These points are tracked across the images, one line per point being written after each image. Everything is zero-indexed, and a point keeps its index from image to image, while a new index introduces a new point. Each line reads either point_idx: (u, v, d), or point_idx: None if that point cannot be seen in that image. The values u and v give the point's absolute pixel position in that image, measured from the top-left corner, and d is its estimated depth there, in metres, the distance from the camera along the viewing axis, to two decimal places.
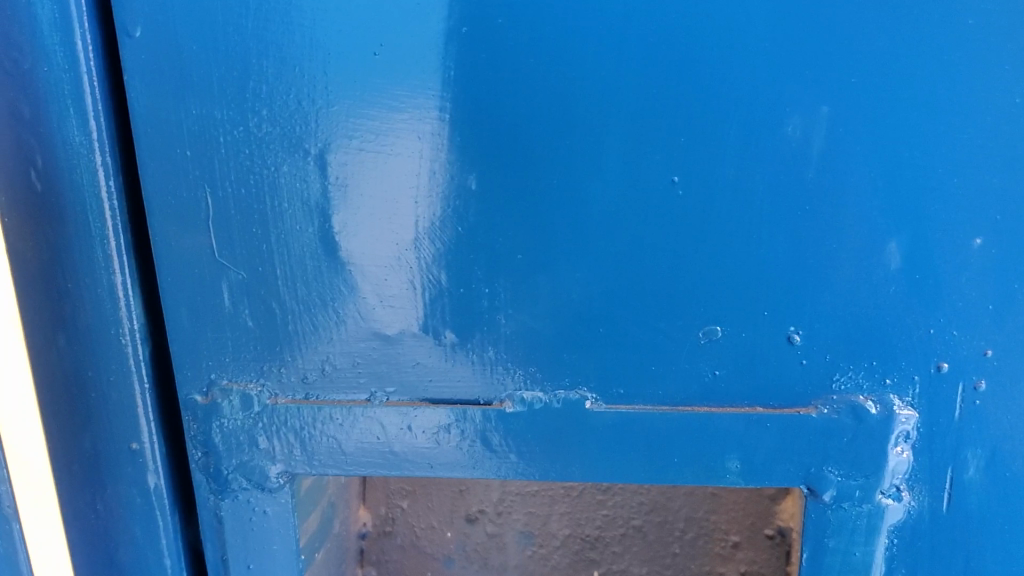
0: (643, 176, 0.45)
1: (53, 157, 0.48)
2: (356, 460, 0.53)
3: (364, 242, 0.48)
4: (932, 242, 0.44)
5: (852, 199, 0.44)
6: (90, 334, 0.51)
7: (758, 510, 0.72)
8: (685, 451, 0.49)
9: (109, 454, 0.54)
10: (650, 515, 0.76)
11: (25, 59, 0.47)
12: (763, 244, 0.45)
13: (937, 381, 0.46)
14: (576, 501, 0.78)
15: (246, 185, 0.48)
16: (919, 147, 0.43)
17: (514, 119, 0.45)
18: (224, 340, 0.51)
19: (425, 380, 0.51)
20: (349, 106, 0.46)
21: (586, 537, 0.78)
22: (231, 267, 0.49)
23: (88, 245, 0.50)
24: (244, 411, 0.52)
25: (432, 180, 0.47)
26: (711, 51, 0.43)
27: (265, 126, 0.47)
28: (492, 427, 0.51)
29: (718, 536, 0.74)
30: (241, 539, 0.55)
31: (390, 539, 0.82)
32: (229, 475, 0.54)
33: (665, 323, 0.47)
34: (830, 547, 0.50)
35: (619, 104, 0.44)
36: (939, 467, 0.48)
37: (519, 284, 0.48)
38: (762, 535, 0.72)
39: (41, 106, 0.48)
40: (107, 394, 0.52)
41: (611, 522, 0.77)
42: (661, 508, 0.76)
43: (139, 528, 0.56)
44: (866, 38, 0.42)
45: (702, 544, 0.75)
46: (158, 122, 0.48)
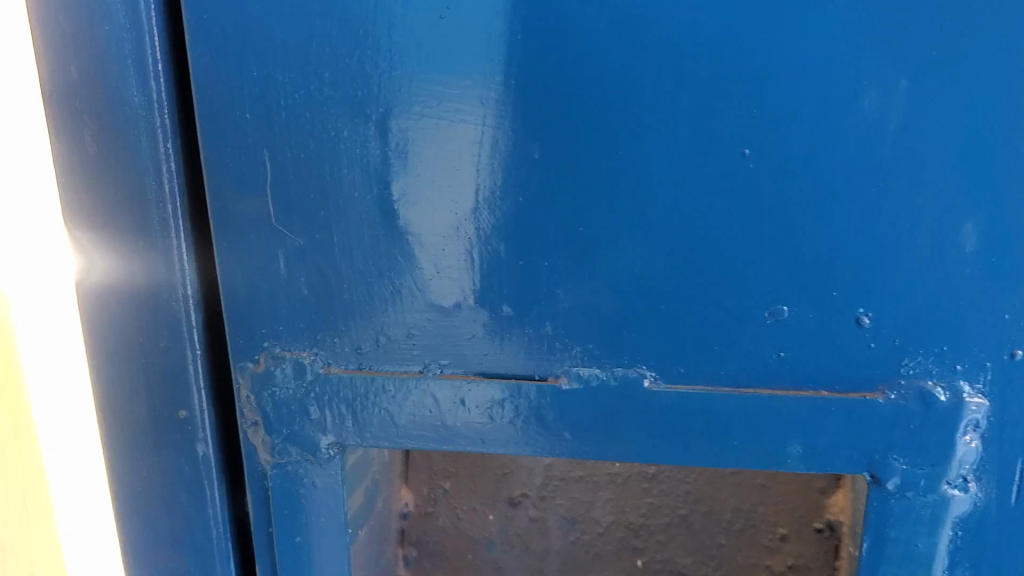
0: (713, 149, 0.44)
1: (112, 117, 0.48)
2: (407, 433, 0.52)
3: (423, 211, 0.47)
4: (1012, 223, 0.43)
5: (928, 177, 0.43)
6: (144, 298, 0.51)
7: (808, 502, 0.72)
8: (745, 433, 0.48)
9: (159, 419, 0.54)
10: (696, 505, 0.75)
11: (87, 18, 0.46)
12: (835, 222, 0.44)
13: (1010, 369, 0.45)
14: (620, 488, 0.77)
15: (304, 150, 0.47)
16: (1001, 125, 0.41)
17: (582, 88, 0.44)
18: (280, 308, 0.50)
19: (481, 353, 0.50)
20: (413, 70, 0.45)
21: (631, 526, 0.77)
22: (288, 234, 0.49)
23: (144, 208, 0.49)
24: (297, 380, 0.51)
25: (494, 149, 0.46)
26: (787, 21, 0.42)
27: (326, 90, 0.46)
28: (547, 404, 0.50)
29: (765, 528, 0.73)
30: (289, 511, 0.55)
31: (432, 520, 0.81)
32: (280, 445, 0.53)
33: (729, 301, 0.46)
34: (892, 537, 0.49)
35: (690, 74, 0.43)
36: (1008, 458, 0.46)
37: (580, 258, 0.47)
38: (811, 528, 0.71)
39: (100, 66, 0.47)
40: (160, 359, 0.52)
41: (656, 510, 0.76)
42: (708, 497, 0.75)
43: (187, 497, 0.56)
44: (951, 10, 0.40)
45: (748, 535, 0.74)
46: (218, 84, 0.47)
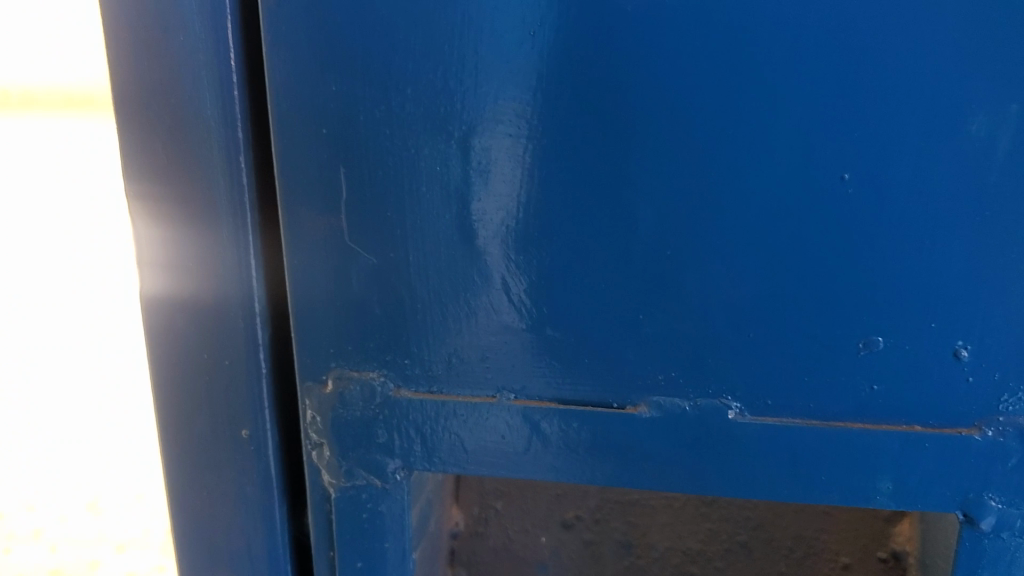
0: (811, 173, 0.42)
1: (185, 129, 0.47)
2: (477, 459, 0.51)
3: (503, 232, 0.46)
4: None
5: None
6: (212, 314, 0.50)
7: (872, 531, 0.70)
8: (831, 467, 0.47)
9: (221, 438, 0.52)
10: (756, 532, 0.73)
11: (163, 27, 0.45)
12: (936, 252, 0.42)
13: None
14: (677, 513, 0.75)
15: (382, 168, 0.45)
16: None
17: (674, 108, 0.42)
18: (350, 328, 0.49)
19: (557, 379, 0.48)
20: (498, 87, 0.43)
21: (688, 552, 0.75)
22: (363, 253, 0.47)
23: (215, 222, 0.48)
24: (366, 402, 0.50)
25: (579, 170, 0.44)
26: (893, 42, 0.40)
27: (407, 107, 0.44)
28: (623, 434, 0.48)
29: (827, 556, 0.71)
30: (352, 536, 0.54)
31: (482, 540, 0.78)
32: (347, 468, 0.52)
33: (821, 330, 0.45)
34: None
35: (789, 95, 0.41)
36: None
37: (664, 284, 0.45)
38: (874, 557, 0.70)
39: (176, 76, 0.46)
40: (225, 377, 0.51)
41: (714, 539, 0.74)
42: (768, 524, 0.73)
43: (246, 518, 0.54)
44: None
45: (810, 564, 0.72)
46: (295, 97, 0.45)
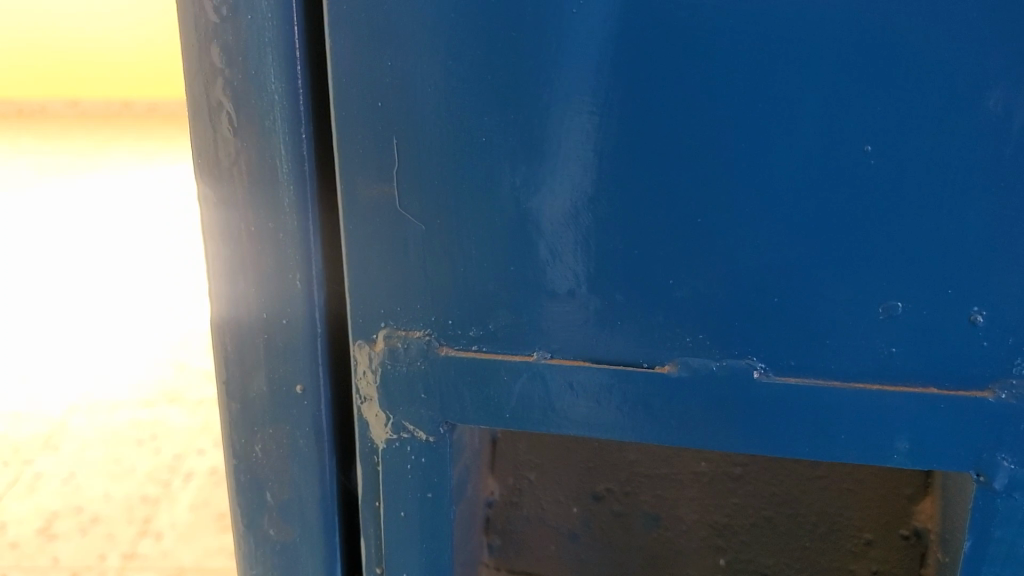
0: (837, 145, 0.45)
1: (249, 102, 0.51)
2: (515, 416, 0.54)
3: (543, 199, 0.49)
4: None
5: None
6: (271, 275, 0.54)
7: (895, 510, 0.72)
8: (852, 429, 0.49)
9: (277, 392, 0.56)
10: (781, 507, 0.75)
11: (231, 6, 0.49)
12: (951, 221, 0.45)
13: None
14: (704, 487, 0.77)
15: (432, 140, 0.49)
16: None
17: (707, 81, 0.45)
18: (399, 290, 0.52)
19: (592, 339, 0.51)
20: (541, 62, 0.46)
21: (714, 524, 0.77)
22: (411, 219, 0.51)
23: (277, 189, 0.52)
24: (412, 359, 0.54)
25: (616, 143, 0.47)
26: (914, 23, 0.42)
27: (456, 81, 0.48)
28: (653, 393, 0.51)
29: (851, 532, 0.74)
30: (398, 485, 0.57)
31: (517, 509, 0.80)
32: (395, 420, 0.55)
33: (843, 294, 0.47)
34: (997, 538, 0.50)
35: (814, 73, 0.44)
36: None
37: (691, 252, 0.48)
38: (897, 535, 0.72)
39: (242, 53, 0.50)
40: (281, 334, 0.55)
41: (739, 512, 0.76)
42: (793, 500, 0.75)
43: (297, 469, 0.58)
44: None
45: (834, 538, 0.74)
46: (352, 72, 0.49)
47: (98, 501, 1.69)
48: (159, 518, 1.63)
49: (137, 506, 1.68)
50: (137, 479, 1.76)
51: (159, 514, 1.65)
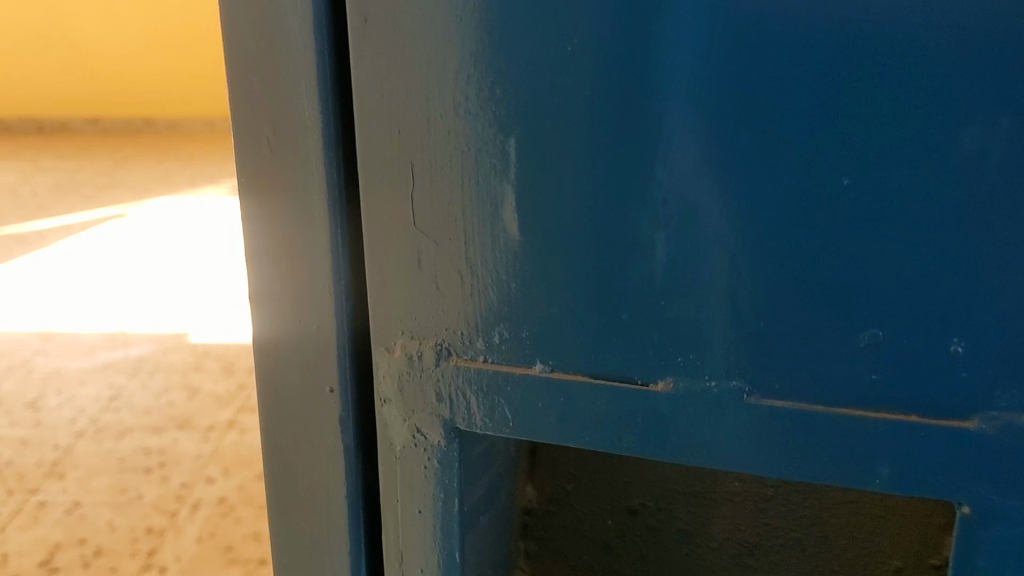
0: (818, 175, 0.45)
1: (285, 113, 0.55)
2: (517, 426, 0.55)
3: (544, 218, 0.50)
4: None
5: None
6: (307, 286, 0.57)
7: (923, 539, 0.68)
8: (833, 454, 0.48)
9: (313, 394, 0.60)
10: (812, 529, 0.73)
11: (271, 40, 0.53)
12: (931, 253, 0.45)
13: None
14: (738, 506, 0.75)
15: (445, 156, 0.51)
16: None
17: (692, 110, 0.45)
18: (415, 302, 0.55)
19: (590, 356, 0.52)
20: (540, 89, 0.48)
21: (745, 543, 0.75)
22: (425, 237, 0.53)
23: (311, 206, 0.55)
24: (426, 367, 0.56)
25: (606, 162, 0.48)
26: (891, 61, 0.42)
27: (466, 107, 0.50)
28: (645, 408, 0.52)
29: (880, 559, 0.71)
30: (410, 484, 0.58)
31: (554, 518, 0.81)
32: (407, 423, 0.57)
33: (824, 322, 0.47)
34: (981, 567, 0.48)
35: (796, 103, 0.44)
36: None
37: (675, 274, 0.49)
38: (927, 564, 0.68)
39: (280, 82, 0.54)
40: (313, 341, 0.59)
41: (771, 531, 0.75)
42: (823, 522, 0.73)
43: (323, 467, 0.62)
44: None
45: (863, 564, 0.71)
46: (373, 98, 0.52)
47: (102, 532, 1.69)
48: (163, 551, 1.63)
49: (141, 538, 1.67)
50: (144, 509, 1.75)
51: (163, 546, 1.65)
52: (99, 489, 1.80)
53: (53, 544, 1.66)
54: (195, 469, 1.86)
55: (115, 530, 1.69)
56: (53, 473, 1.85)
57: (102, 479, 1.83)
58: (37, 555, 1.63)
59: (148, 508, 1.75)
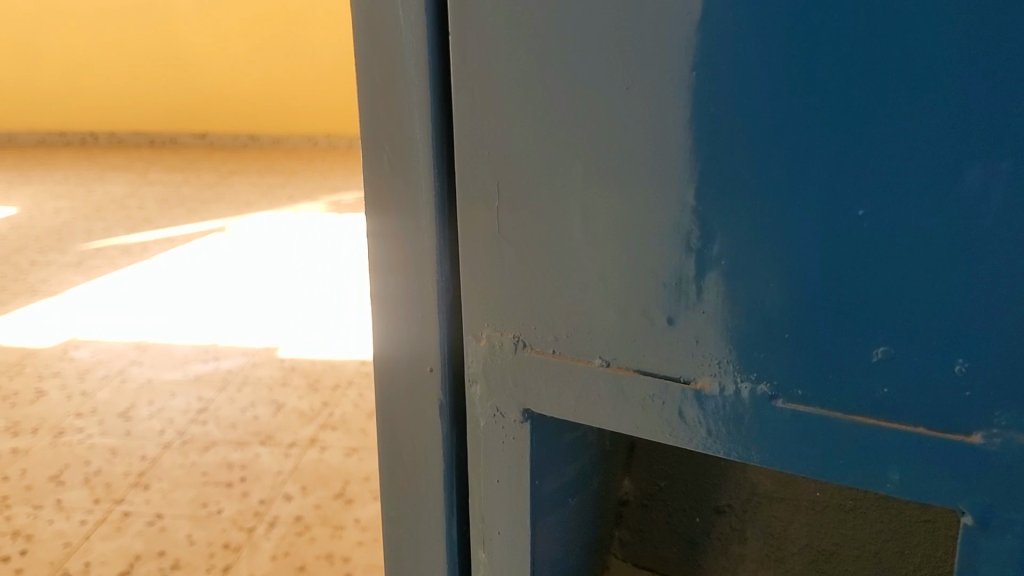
0: (838, 200, 0.48)
1: (399, 125, 0.61)
2: (585, 415, 0.61)
3: (608, 229, 0.56)
4: None
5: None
6: (412, 286, 0.64)
7: None
8: (843, 455, 0.52)
9: (413, 383, 0.66)
10: (889, 543, 0.72)
11: (389, 72, 0.60)
12: (937, 280, 0.47)
13: None
14: (819, 513, 0.75)
15: (530, 165, 0.57)
16: None
17: (731, 129, 0.50)
18: (498, 301, 0.61)
19: (644, 354, 0.57)
20: (608, 118, 0.53)
21: (823, 550, 0.75)
22: (507, 244, 0.59)
23: (417, 215, 0.62)
24: (506, 354, 0.62)
25: (660, 175, 0.53)
26: (907, 96, 0.45)
27: (546, 129, 0.55)
28: (689, 404, 0.57)
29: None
30: (488, 457, 0.64)
31: (648, 512, 0.82)
32: (483, 404, 0.64)
33: (843, 336, 0.50)
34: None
35: (822, 128, 0.47)
36: None
37: (714, 279, 0.53)
38: None
39: (395, 106, 0.61)
40: (415, 337, 0.65)
41: (848, 542, 0.74)
42: (899, 537, 0.71)
43: (421, 447, 0.67)
44: None
45: None
46: (470, 122, 0.58)
47: (180, 545, 1.73)
48: (238, 568, 1.66)
49: (217, 553, 1.71)
50: (222, 524, 1.79)
51: (239, 562, 1.68)
52: (180, 502, 1.84)
53: (133, 555, 1.70)
54: (275, 486, 1.89)
55: (193, 544, 1.73)
56: (138, 483, 1.90)
57: (185, 491, 1.88)
58: (118, 565, 1.67)
59: (227, 523, 1.79)
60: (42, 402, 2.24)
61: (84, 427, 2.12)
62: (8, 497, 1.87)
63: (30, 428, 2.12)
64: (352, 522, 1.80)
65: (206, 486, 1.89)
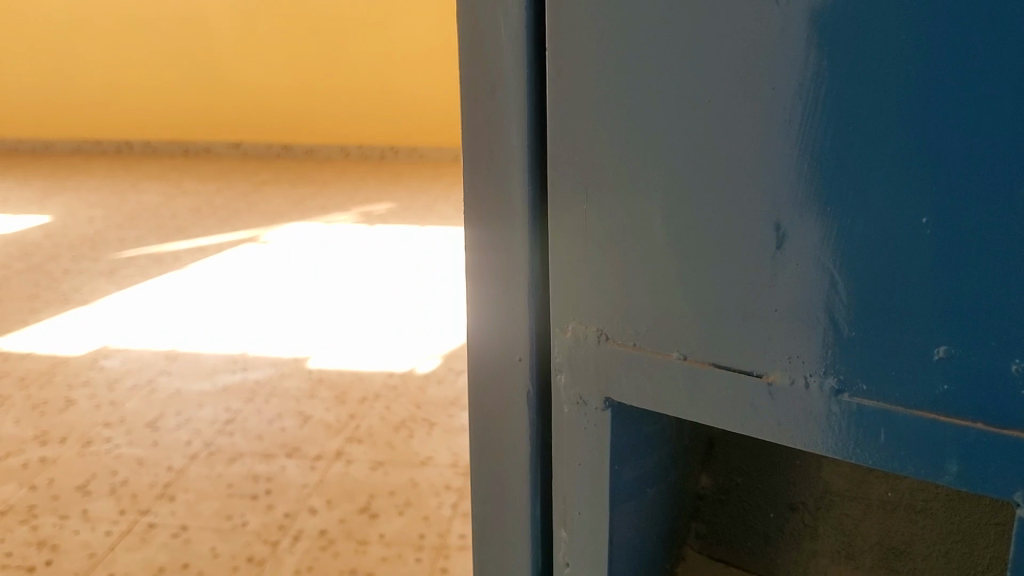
0: (904, 210, 0.54)
1: (502, 130, 0.67)
2: (662, 405, 0.66)
3: (693, 229, 0.61)
4: None
5: None
6: (505, 277, 0.69)
7: None
8: (900, 446, 0.57)
9: (506, 366, 0.71)
10: (958, 544, 0.72)
11: (490, 78, 0.66)
12: (994, 286, 0.52)
13: None
14: (888, 512, 0.75)
15: (624, 167, 0.62)
16: None
17: (809, 143, 0.56)
18: (582, 295, 0.66)
19: (721, 348, 0.63)
20: (697, 124, 0.59)
21: (893, 548, 0.76)
22: (594, 238, 0.65)
23: (513, 213, 0.68)
24: (590, 344, 0.67)
25: (744, 182, 0.59)
26: (971, 116, 0.50)
27: (638, 132, 0.61)
28: (761, 395, 0.62)
29: None
30: (568, 440, 0.69)
31: (723, 505, 0.84)
32: (563, 394, 0.68)
33: (905, 334, 0.56)
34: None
35: (892, 144, 0.53)
36: None
37: (787, 280, 0.59)
38: None
39: (496, 110, 0.66)
40: (507, 323, 0.70)
41: (918, 540, 0.74)
42: (969, 539, 0.71)
43: (509, 429, 0.72)
44: None
45: None
46: (566, 125, 0.64)
47: (204, 557, 1.72)
48: None
49: (241, 566, 1.70)
50: (246, 536, 1.78)
51: None
52: (204, 514, 1.84)
53: (157, 567, 1.69)
54: (300, 498, 1.89)
55: (217, 556, 1.72)
56: (164, 494, 1.90)
57: (209, 503, 1.87)
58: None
59: (251, 536, 1.78)
60: (71, 412, 2.24)
61: (111, 437, 2.12)
62: (34, 508, 1.86)
63: (59, 437, 2.13)
64: (376, 537, 1.79)
65: (232, 499, 1.88)
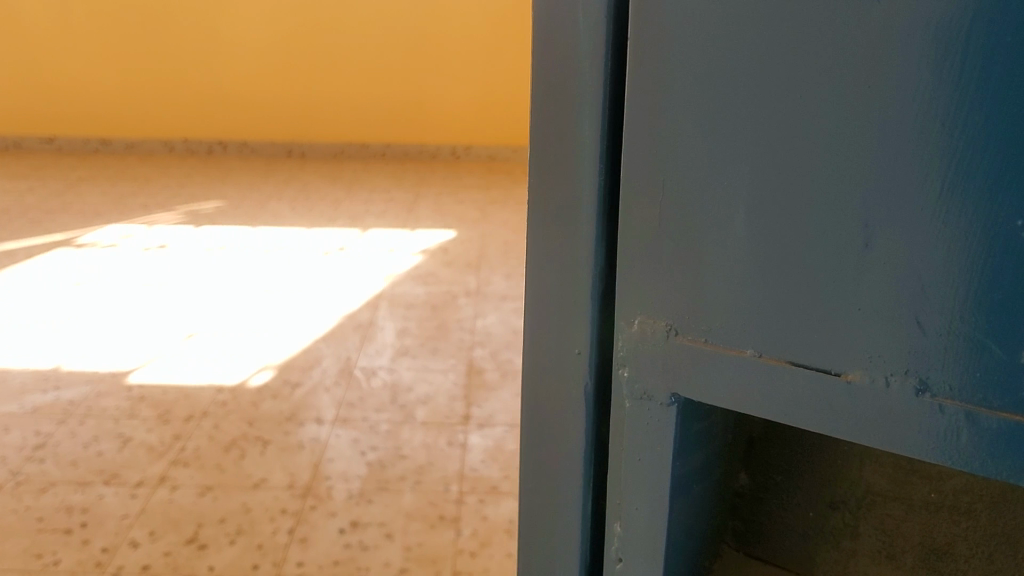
0: (1006, 181, 0.43)
1: (568, 84, 0.56)
2: (726, 402, 0.55)
3: (765, 197, 0.50)
4: None
5: None
6: (565, 255, 0.59)
7: None
8: (984, 451, 0.47)
9: (564, 357, 0.61)
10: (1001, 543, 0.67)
11: (562, 21, 0.55)
12: None
13: None
14: (931, 512, 0.70)
15: (692, 129, 0.51)
16: None
17: (905, 96, 0.45)
18: (649, 281, 0.56)
19: (795, 343, 0.52)
20: (788, 71, 0.47)
21: (935, 549, 0.70)
22: (665, 206, 0.54)
23: (575, 183, 0.57)
24: (655, 336, 0.57)
25: (837, 130, 0.47)
26: None
27: (720, 81, 0.49)
28: (836, 395, 0.51)
29: None
30: (627, 437, 0.60)
31: (762, 505, 0.77)
32: (625, 389, 0.59)
33: (996, 329, 0.45)
34: None
35: (997, 103, 0.42)
36: None
37: (874, 267, 0.48)
38: None
39: (564, 61, 0.55)
40: (569, 308, 0.60)
41: (961, 541, 0.69)
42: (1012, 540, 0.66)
43: (565, 427, 0.63)
44: None
45: None
46: (638, 77, 0.53)
47: None
48: None
49: None
50: None
51: None
52: (10, 554, 1.63)
53: None
54: (119, 531, 1.69)
55: None
56: None
57: (16, 541, 1.66)
58: None
59: None
60: None
61: None
62: None
63: None
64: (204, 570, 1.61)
65: (41, 535, 1.68)
